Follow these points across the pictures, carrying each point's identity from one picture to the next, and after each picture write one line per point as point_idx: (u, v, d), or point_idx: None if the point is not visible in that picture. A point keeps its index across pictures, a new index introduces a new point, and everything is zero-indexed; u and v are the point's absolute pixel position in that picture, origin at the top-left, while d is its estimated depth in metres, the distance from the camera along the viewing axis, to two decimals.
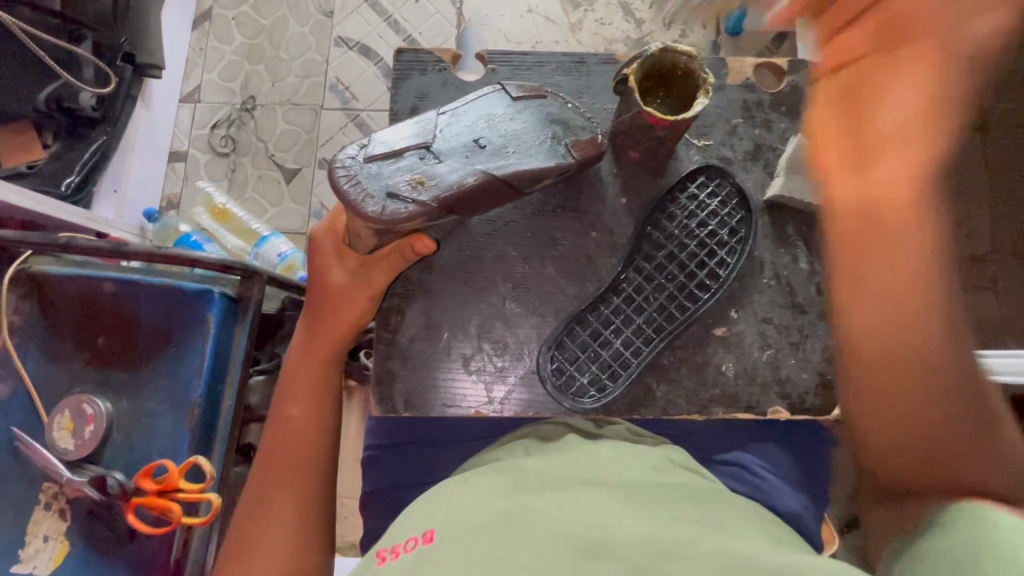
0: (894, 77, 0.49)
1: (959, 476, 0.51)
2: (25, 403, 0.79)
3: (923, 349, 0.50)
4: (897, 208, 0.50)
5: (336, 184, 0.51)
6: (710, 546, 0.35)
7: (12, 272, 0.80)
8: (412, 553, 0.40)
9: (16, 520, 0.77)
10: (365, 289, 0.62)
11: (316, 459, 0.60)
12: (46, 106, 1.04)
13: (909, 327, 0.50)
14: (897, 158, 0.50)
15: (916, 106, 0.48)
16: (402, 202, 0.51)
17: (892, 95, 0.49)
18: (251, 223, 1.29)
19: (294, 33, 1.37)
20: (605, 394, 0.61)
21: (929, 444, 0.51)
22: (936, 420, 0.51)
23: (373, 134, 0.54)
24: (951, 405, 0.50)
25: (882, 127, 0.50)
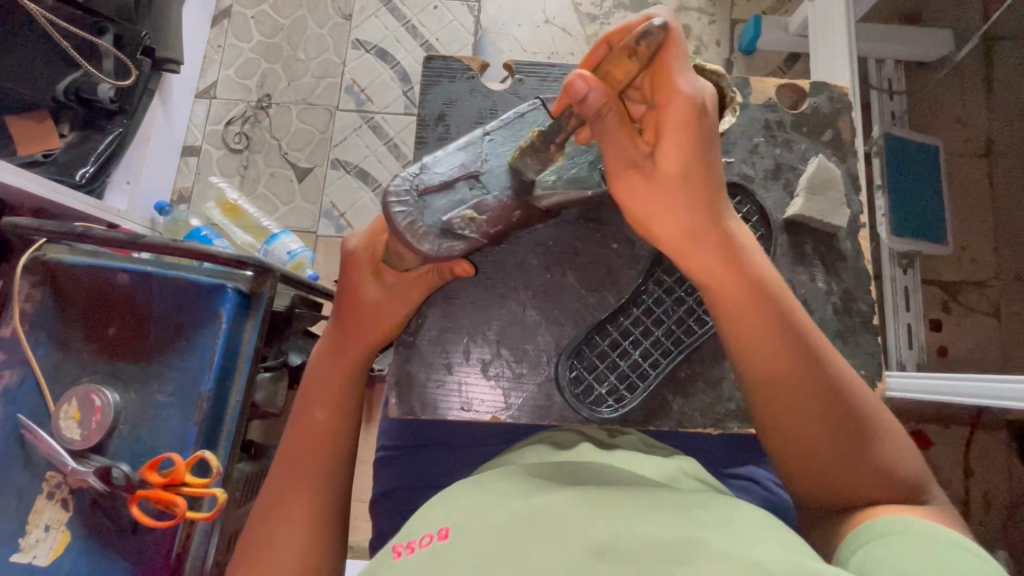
0: (663, 122, 0.49)
1: (856, 491, 0.50)
2: (32, 392, 0.79)
3: (773, 367, 0.51)
4: (669, 216, 0.51)
5: (393, 219, 0.54)
6: (720, 554, 0.35)
7: (28, 259, 0.80)
8: (427, 549, 0.40)
9: (17, 508, 0.76)
10: (400, 306, 0.61)
11: (333, 471, 0.58)
12: (65, 98, 1.06)
13: (756, 343, 0.51)
14: (645, 189, 0.51)
15: (684, 143, 0.49)
16: (456, 238, 0.55)
17: (664, 135, 0.49)
18: (263, 220, 1.29)
19: (313, 34, 1.39)
20: (623, 404, 0.61)
21: (819, 458, 0.50)
22: (818, 436, 0.50)
23: (424, 163, 0.56)
24: (818, 416, 0.50)
25: (637, 162, 0.50)
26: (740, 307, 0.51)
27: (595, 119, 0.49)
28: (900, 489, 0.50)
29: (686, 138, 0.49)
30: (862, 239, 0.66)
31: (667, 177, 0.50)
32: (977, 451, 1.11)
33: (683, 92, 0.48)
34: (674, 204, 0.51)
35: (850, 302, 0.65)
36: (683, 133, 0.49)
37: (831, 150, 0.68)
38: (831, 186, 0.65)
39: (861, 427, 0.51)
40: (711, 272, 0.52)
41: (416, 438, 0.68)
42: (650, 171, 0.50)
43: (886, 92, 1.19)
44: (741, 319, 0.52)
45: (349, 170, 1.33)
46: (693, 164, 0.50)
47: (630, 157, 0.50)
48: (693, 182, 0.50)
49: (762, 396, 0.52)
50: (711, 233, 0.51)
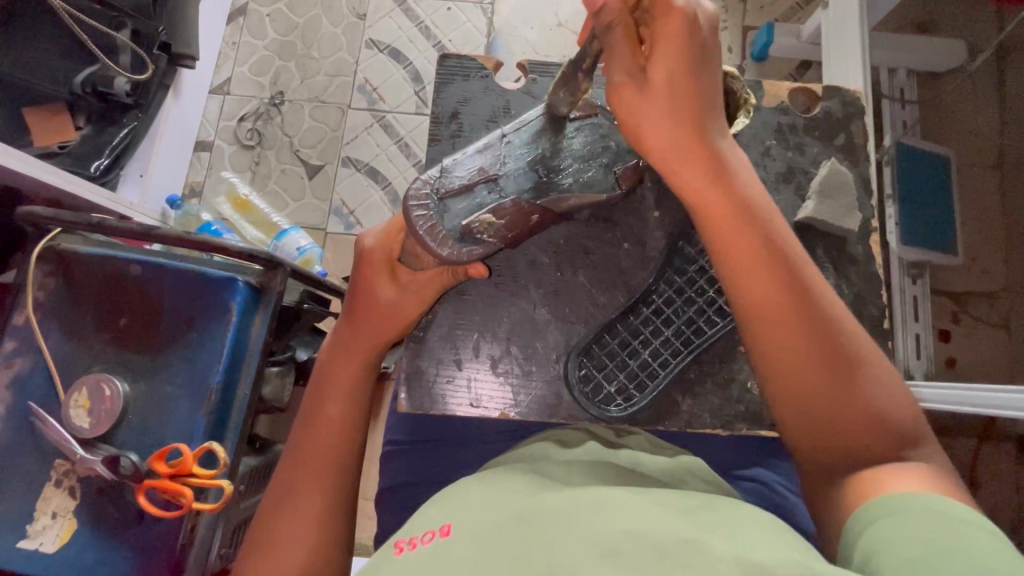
0: (660, 32, 0.48)
1: (841, 429, 0.48)
2: (43, 380, 0.80)
3: (772, 288, 0.50)
4: (660, 124, 0.50)
5: (413, 223, 0.54)
6: (725, 554, 0.35)
7: (41, 248, 0.81)
8: (429, 545, 0.41)
9: (25, 495, 0.77)
10: (415, 305, 0.60)
11: (342, 469, 0.56)
12: (82, 90, 1.06)
13: (749, 256, 0.50)
14: (637, 101, 0.50)
15: (678, 59, 0.49)
16: (473, 242, 0.55)
17: (659, 46, 0.49)
18: (273, 216, 1.30)
19: (326, 33, 1.40)
20: (632, 403, 0.61)
21: (808, 386, 0.49)
22: (810, 362, 0.49)
23: (444, 165, 0.57)
24: (813, 342, 0.49)
25: (629, 76, 0.50)
26: (730, 224, 0.51)
27: (605, 33, 0.48)
28: (891, 437, 0.47)
29: (683, 44, 0.48)
30: (874, 244, 0.66)
31: (659, 87, 0.49)
32: (986, 463, 1.11)
33: (679, 7, 0.47)
34: (670, 113, 0.50)
35: (861, 307, 0.65)
36: (678, 49, 0.48)
37: (844, 154, 0.68)
38: (842, 191, 0.66)
39: (862, 363, 0.49)
40: (703, 190, 0.51)
41: (423, 432, 0.68)
42: (642, 83, 0.49)
43: (897, 100, 1.19)
44: (733, 233, 0.51)
45: (359, 167, 1.34)
46: (684, 80, 0.49)
47: (624, 71, 0.50)
48: (682, 96, 0.50)
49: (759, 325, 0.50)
50: (698, 150, 0.50)
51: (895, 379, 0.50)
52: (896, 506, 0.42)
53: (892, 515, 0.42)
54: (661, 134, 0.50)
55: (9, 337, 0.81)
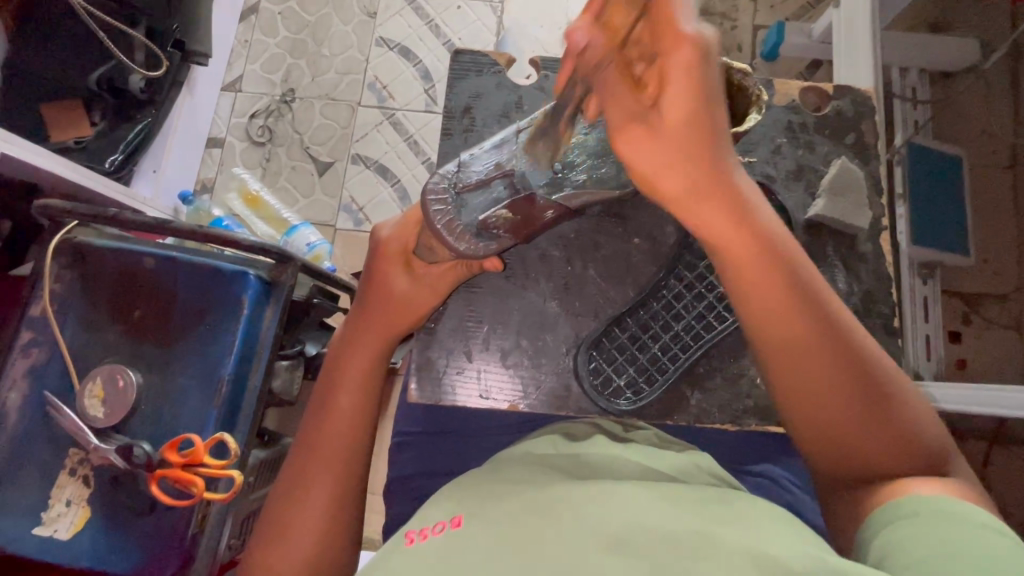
0: (667, 70, 0.41)
1: (865, 461, 0.46)
2: (58, 370, 0.81)
3: (796, 329, 0.46)
4: (673, 173, 0.43)
5: (431, 219, 0.54)
6: (733, 548, 0.35)
7: (57, 240, 0.82)
8: (440, 535, 0.41)
9: (40, 483, 0.78)
10: (428, 297, 0.61)
11: (354, 459, 0.56)
12: (97, 86, 1.08)
13: (771, 306, 0.46)
14: (645, 145, 0.43)
15: (692, 90, 0.41)
16: (490, 237, 0.56)
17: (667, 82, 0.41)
18: (283, 212, 1.31)
19: (337, 31, 1.41)
20: (641, 396, 0.62)
21: (838, 428, 0.46)
22: (841, 406, 0.46)
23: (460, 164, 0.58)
24: (842, 386, 0.46)
25: (632, 113, 0.43)
26: (754, 270, 0.46)
27: (594, 73, 0.43)
28: (915, 454, 0.46)
29: (694, 80, 0.41)
30: (884, 242, 0.66)
31: (673, 129, 0.42)
32: (995, 466, 1.10)
33: (688, 36, 0.40)
34: (680, 156, 0.43)
35: (871, 305, 0.65)
36: (687, 85, 0.41)
37: (855, 153, 0.68)
38: (853, 189, 0.65)
39: (888, 394, 0.46)
40: (719, 235, 0.45)
41: (432, 424, 0.68)
42: (654, 126, 0.43)
43: (909, 100, 1.18)
44: (755, 284, 0.46)
45: (368, 165, 1.35)
46: (702, 115, 0.42)
47: (629, 109, 0.43)
48: (694, 134, 0.43)
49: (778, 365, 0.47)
50: (717, 186, 0.44)
51: (915, 396, 0.48)
52: (904, 511, 0.43)
53: (898, 520, 0.42)
54: (676, 180, 0.44)
55: (24, 328, 0.82)
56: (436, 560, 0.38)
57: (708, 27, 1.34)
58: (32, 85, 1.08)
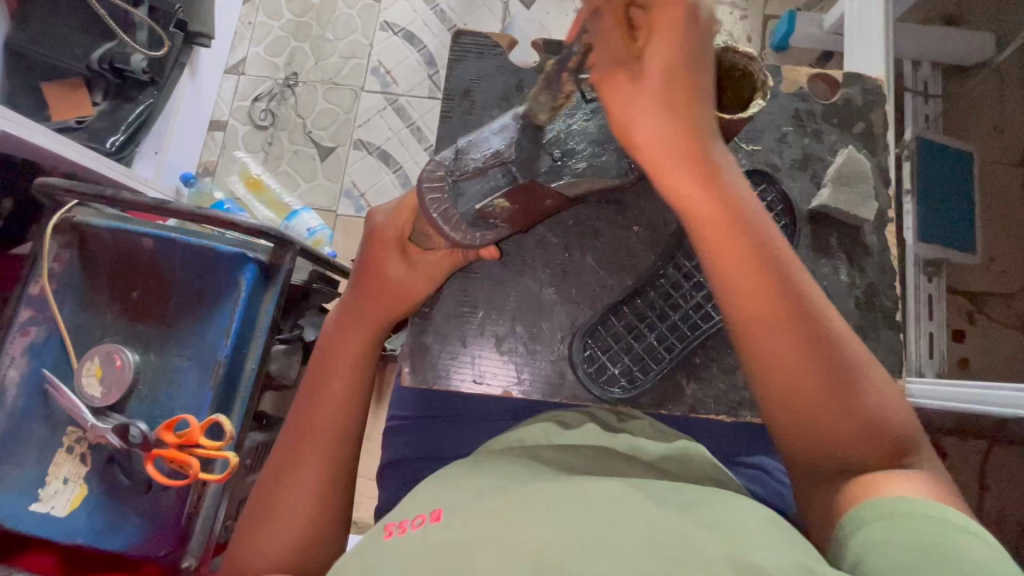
0: (663, 32, 0.45)
1: (838, 444, 0.45)
2: (56, 349, 0.81)
3: (763, 293, 0.46)
4: (649, 122, 0.46)
5: (426, 207, 0.54)
6: (716, 553, 0.35)
7: (57, 220, 0.82)
8: (419, 530, 0.40)
9: (37, 460, 0.78)
10: (424, 284, 0.60)
11: (343, 445, 0.56)
12: (99, 66, 1.08)
13: (741, 271, 0.47)
14: (627, 91, 0.46)
15: (676, 48, 0.45)
16: (488, 225, 0.56)
17: (655, 37, 0.45)
18: (284, 196, 1.31)
19: (341, 14, 1.39)
20: (635, 385, 0.61)
21: (805, 399, 0.46)
22: (810, 370, 0.45)
23: (459, 148, 0.56)
24: (806, 355, 0.45)
25: (618, 58, 0.45)
26: (726, 235, 0.47)
27: (592, 19, 0.44)
28: (887, 445, 0.45)
29: (686, 48, 0.45)
30: (889, 235, 0.65)
31: (652, 82, 0.45)
32: (992, 465, 1.09)
33: (681, 3, 0.44)
34: (657, 110, 0.45)
35: (874, 298, 0.64)
36: (675, 41, 0.45)
37: (862, 143, 0.67)
38: (859, 179, 0.64)
39: (856, 373, 0.46)
40: (688, 194, 0.47)
41: (426, 409, 0.68)
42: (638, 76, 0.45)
43: (921, 94, 1.16)
44: (722, 247, 0.47)
45: (370, 151, 1.34)
46: (681, 76, 0.45)
47: (617, 55, 0.45)
48: (679, 94, 0.46)
49: (749, 332, 0.47)
50: (692, 155, 0.46)
51: (888, 387, 0.48)
52: (885, 508, 0.42)
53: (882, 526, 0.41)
54: (650, 131, 0.46)
55: (22, 306, 0.82)
56: (418, 554, 0.38)
57: (718, 16, 1.32)
58: (34, 63, 1.08)
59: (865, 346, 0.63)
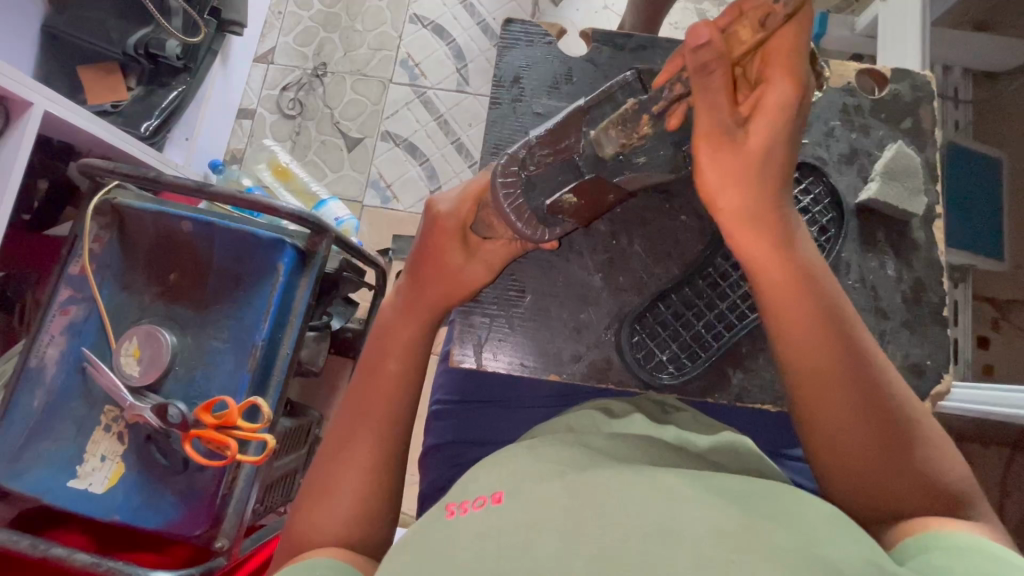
0: (763, 108, 0.47)
1: (893, 492, 0.45)
2: (95, 329, 0.82)
3: (825, 352, 0.47)
4: (734, 191, 0.48)
5: (500, 203, 0.54)
6: (783, 541, 0.35)
7: (97, 201, 0.82)
8: (481, 510, 0.42)
9: (75, 437, 0.79)
10: (482, 273, 0.61)
11: (398, 427, 0.56)
12: (134, 51, 1.09)
13: (810, 333, 0.47)
14: (723, 159, 0.48)
15: (773, 132, 0.47)
16: (555, 222, 0.56)
17: (758, 116, 0.47)
18: (312, 184, 1.32)
19: (371, 6, 1.40)
20: (683, 372, 0.62)
21: (858, 455, 0.46)
22: (867, 430, 0.46)
23: (530, 142, 0.55)
24: (860, 414, 0.46)
25: (720, 129, 0.46)
26: (796, 295, 0.48)
27: (701, 73, 0.44)
28: (943, 494, 0.45)
29: (784, 115, 0.47)
30: (937, 231, 0.65)
31: (751, 153, 0.47)
32: (1016, 469, 1.09)
33: (790, 78, 0.46)
34: (740, 181, 0.48)
35: (921, 294, 0.64)
36: (774, 122, 0.47)
37: (910, 139, 0.67)
38: (908, 175, 0.64)
39: (915, 437, 0.46)
40: (763, 258, 0.48)
41: (469, 394, 0.69)
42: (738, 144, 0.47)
43: (950, 99, 1.19)
44: (793, 307, 0.48)
45: (398, 142, 1.34)
46: (772, 158, 0.48)
47: (720, 125, 0.46)
48: (765, 167, 0.48)
49: (810, 387, 0.47)
50: (769, 217, 0.48)
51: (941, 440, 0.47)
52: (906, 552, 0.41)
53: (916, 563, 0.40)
54: (733, 201, 0.49)
55: (62, 285, 0.83)
56: (484, 538, 0.38)
57: None
58: (71, 48, 1.09)
59: (911, 340, 0.63)
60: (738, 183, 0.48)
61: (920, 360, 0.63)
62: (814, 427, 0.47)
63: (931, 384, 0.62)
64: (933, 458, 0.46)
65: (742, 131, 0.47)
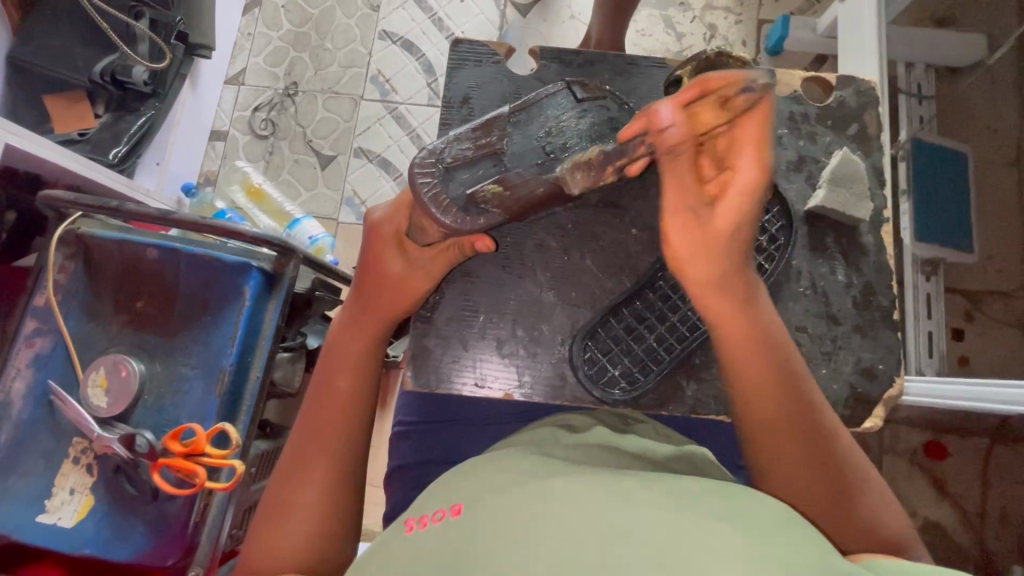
0: (730, 186, 0.49)
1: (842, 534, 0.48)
2: (62, 360, 0.82)
3: (771, 414, 0.49)
4: (702, 269, 0.50)
5: (418, 191, 0.54)
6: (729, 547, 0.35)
7: (62, 231, 0.82)
8: (440, 524, 0.41)
9: (44, 471, 0.79)
10: (423, 282, 0.61)
11: (351, 446, 0.56)
12: (101, 79, 1.08)
13: (760, 398, 0.50)
14: (697, 237, 0.49)
15: (741, 208, 0.48)
16: (478, 212, 0.56)
17: (724, 197, 0.48)
18: (285, 205, 1.32)
19: (340, 24, 1.41)
20: (636, 387, 0.62)
21: (804, 500, 0.49)
22: (810, 478, 0.49)
23: (449, 139, 0.57)
24: (812, 467, 0.49)
25: (692, 212, 0.49)
26: (749, 360, 0.50)
27: (670, 153, 0.47)
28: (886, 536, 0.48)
29: (752, 198, 0.48)
30: (885, 234, 0.66)
31: (717, 233, 0.49)
32: (995, 463, 1.09)
33: (757, 161, 0.48)
34: (708, 256, 0.49)
35: (871, 297, 0.64)
36: (740, 201, 0.48)
37: (856, 144, 0.68)
38: (854, 180, 0.65)
39: (852, 484, 0.49)
40: (724, 324, 0.50)
41: (431, 413, 0.68)
42: (705, 223, 0.48)
43: (914, 95, 1.18)
44: (745, 373, 0.50)
45: (371, 159, 1.35)
46: (736, 238, 0.49)
47: (690, 198, 0.49)
48: (729, 249, 0.49)
49: (759, 445, 0.50)
50: (736, 283, 0.50)
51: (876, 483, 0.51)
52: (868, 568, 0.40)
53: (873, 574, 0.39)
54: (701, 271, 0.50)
55: (28, 318, 0.83)
56: (430, 557, 0.38)
57: (713, 21, 1.34)
58: (36, 77, 1.09)
59: (863, 344, 0.64)
60: (708, 264, 0.49)
61: (872, 365, 0.63)
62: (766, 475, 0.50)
63: (883, 387, 0.63)
64: (872, 502, 0.49)
65: (710, 211, 0.49)
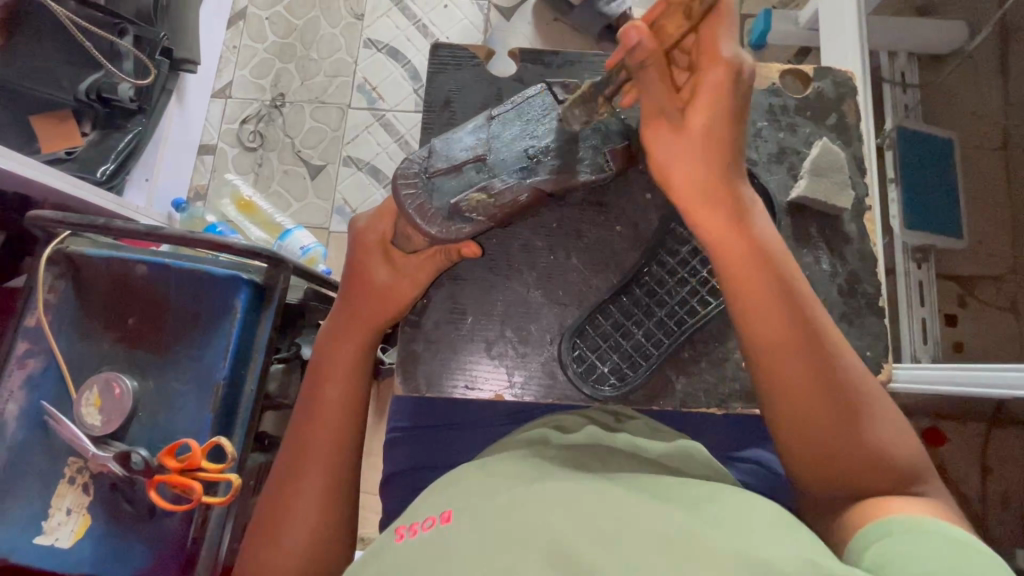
0: (703, 84, 0.49)
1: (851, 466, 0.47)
2: (55, 380, 0.81)
3: (776, 329, 0.48)
4: (691, 166, 0.50)
5: (402, 203, 0.55)
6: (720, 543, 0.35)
7: (50, 251, 0.81)
8: (430, 531, 0.41)
9: (40, 492, 0.78)
10: (410, 288, 0.61)
11: (344, 452, 0.56)
12: (87, 97, 1.09)
13: (769, 315, 0.49)
14: (676, 141, 0.50)
15: (717, 108, 0.49)
16: (463, 221, 0.56)
17: (698, 97, 0.49)
18: (276, 215, 1.32)
19: (325, 34, 1.41)
20: (626, 383, 0.62)
21: (815, 431, 0.48)
22: (819, 406, 0.48)
23: (431, 147, 0.57)
24: (821, 390, 0.48)
25: (662, 109, 0.49)
26: (752, 274, 0.49)
27: (640, 68, 0.46)
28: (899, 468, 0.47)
29: (721, 101, 0.49)
30: (868, 222, 0.66)
31: (695, 132, 0.49)
32: (993, 444, 1.10)
33: (725, 59, 0.48)
34: (693, 158, 0.49)
35: (856, 286, 0.65)
36: (716, 100, 0.49)
37: (836, 134, 0.68)
38: (835, 170, 0.65)
39: (863, 410, 0.48)
40: (721, 235, 0.50)
41: (424, 419, 0.68)
42: (679, 124, 0.49)
43: (897, 83, 1.19)
44: (747, 290, 0.49)
45: (361, 166, 1.35)
46: (719, 134, 0.49)
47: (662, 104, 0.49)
48: (715, 146, 0.49)
49: (765, 369, 0.49)
50: (722, 192, 0.50)
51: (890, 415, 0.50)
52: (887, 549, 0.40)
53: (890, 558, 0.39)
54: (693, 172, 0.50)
55: (19, 338, 0.82)
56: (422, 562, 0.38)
57: None
58: (21, 97, 1.09)
59: (851, 332, 0.64)
60: (703, 160, 0.49)
61: (860, 353, 0.64)
62: (775, 407, 0.49)
63: (871, 375, 0.63)
64: (886, 429, 0.48)
65: (684, 115, 0.50)
